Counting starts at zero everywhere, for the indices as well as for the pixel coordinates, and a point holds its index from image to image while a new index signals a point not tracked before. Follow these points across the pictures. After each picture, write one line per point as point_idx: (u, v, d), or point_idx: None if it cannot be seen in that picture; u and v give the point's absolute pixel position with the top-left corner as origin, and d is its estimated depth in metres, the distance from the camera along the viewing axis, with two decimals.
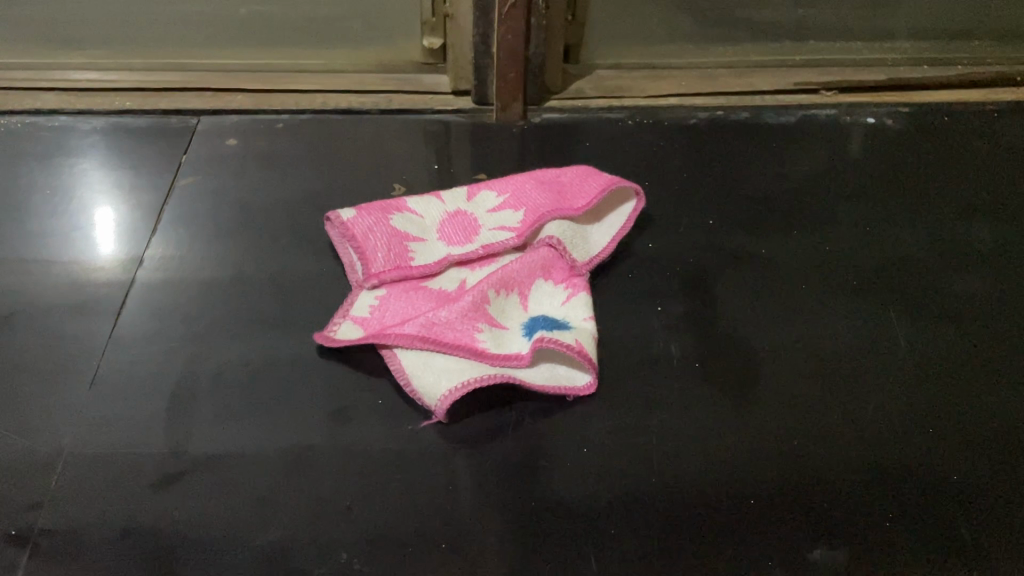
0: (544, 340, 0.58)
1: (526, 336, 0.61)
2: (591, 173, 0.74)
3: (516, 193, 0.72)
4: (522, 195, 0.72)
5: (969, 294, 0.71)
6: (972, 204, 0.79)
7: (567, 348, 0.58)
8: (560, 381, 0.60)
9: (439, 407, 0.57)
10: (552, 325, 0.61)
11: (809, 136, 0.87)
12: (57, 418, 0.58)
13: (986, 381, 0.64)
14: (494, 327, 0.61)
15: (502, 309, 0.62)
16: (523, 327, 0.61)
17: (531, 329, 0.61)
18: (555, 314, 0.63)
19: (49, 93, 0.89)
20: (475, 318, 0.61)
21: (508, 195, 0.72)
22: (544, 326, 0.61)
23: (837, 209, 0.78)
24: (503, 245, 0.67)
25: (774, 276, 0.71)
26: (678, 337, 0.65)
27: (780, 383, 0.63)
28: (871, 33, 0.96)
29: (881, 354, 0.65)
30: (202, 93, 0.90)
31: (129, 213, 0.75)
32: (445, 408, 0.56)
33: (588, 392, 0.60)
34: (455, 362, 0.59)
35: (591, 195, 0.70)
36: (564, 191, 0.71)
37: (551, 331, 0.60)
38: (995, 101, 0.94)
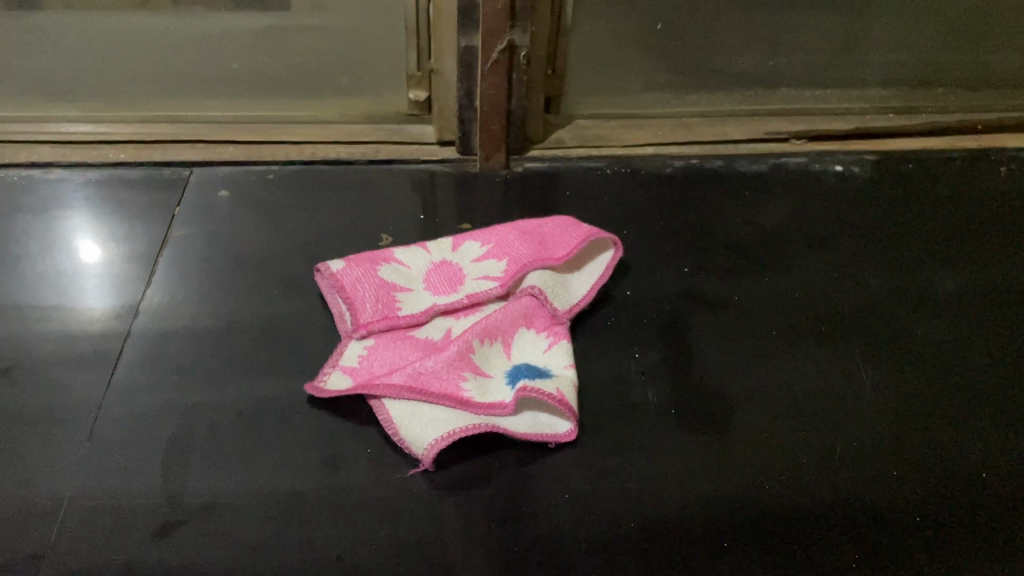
0: (526, 389, 0.60)
1: (509, 384, 0.63)
2: (571, 223, 0.77)
3: (499, 243, 0.75)
4: (505, 245, 0.75)
5: (933, 337, 0.74)
6: (935, 249, 0.83)
7: (548, 396, 0.60)
8: (542, 428, 0.62)
9: (427, 455, 0.59)
10: (535, 373, 0.64)
11: (779, 184, 0.90)
12: (59, 467, 0.60)
13: (948, 422, 0.67)
14: (479, 376, 0.64)
15: (486, 358, 0.65)
16: (506, 375, 0.64)
17: (515, 378, 0.63)
18: (537, 362, 0.66)
19: (44, 146, 0.91)
20: (460, 366, 0.63)
21: (492, 245, 0.75)
22: (527, 374, 0.63)
23: (807, 254, 0.81)
24: (488, 295, 0.70)
25: (747, 321, 0.74)
26: (655, 383, 0.68)
27: (753, 425, 0.66)
28: (838, 82, 1.00)
29: (848, 396, 0.68)
30: (195, 145, 0.92)
31: (124, 264, 0.77)
32: (432, 456, 0.59)
33: (569, 439, 0.63)
34: (442, 411, 0.61)
35: (572, 244, 0.73)
36: (545, 241, 0.74)
37: (533, 379, 0.62)
38: (958, 148, 0.98)
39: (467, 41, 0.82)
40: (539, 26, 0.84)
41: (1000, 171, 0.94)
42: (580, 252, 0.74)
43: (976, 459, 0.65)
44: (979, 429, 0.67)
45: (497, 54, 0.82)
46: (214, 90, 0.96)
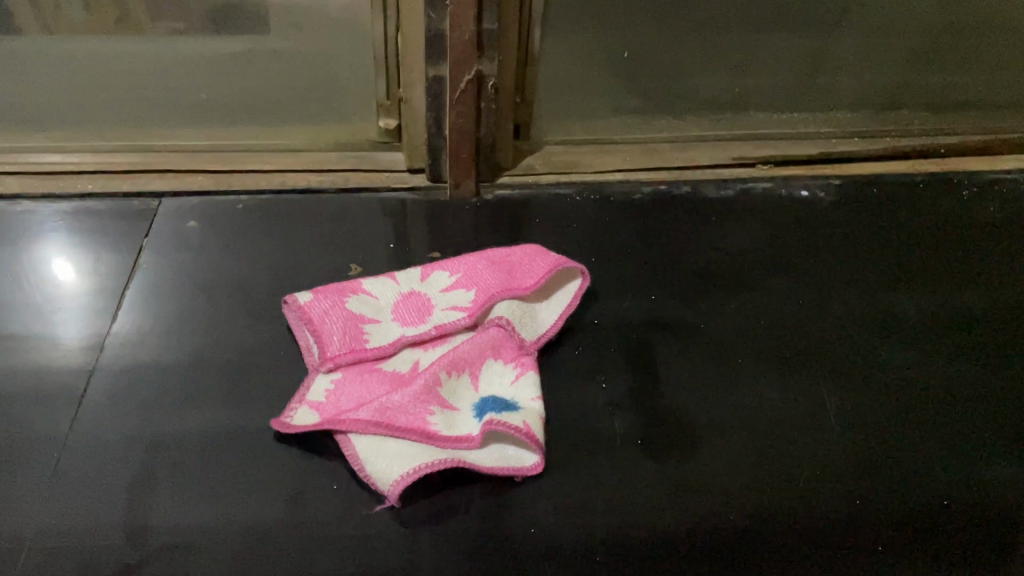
0: (493, 422, 0.61)
1: (476, 417, 0.63)
2: (540, 251, 0.77)
3: (468, 273, 0.76)
4: (473, 275, 0.75)
5: (897, 361, 0.75)
6: (900, 273, 0.84)
7: (514, 430, 0.61)
8: (508, 461, 0.62)
9: (393, 491, 0.59)
10: (501, 406, 0.64)
11: (747, 209, 0.91)
12: (21, 508, 0.59)
13: (912, 446, 0.68)
14: (447, 409, 0.64)
15: (454, 391, 0.65)
16: (473, 408, 0.64)
17: (482, 411, 0.64)
18: (505, 394, 0.66)
19: (10, 176, 0.90)
20: (427, 400, 0.63)
21: (460, 275, 0.75)
22: (494, 407, 0.63)
23: (773, 279, 0.82)
24: (456, 326, 0.70)
25: (714, 349, 0.75)
26: (623, 413, 0.68)
27: (719, 452, 0.66)
28: (804, 107, 1.02)
29: (813, 423, 0.69)
30: (164, 174, 0.92)
31: (91, 296, 0.77)
32: (398, 491, 0.59)
33: (536, 472, 0.63)
34: (408, 447, 0.61)
35: (540, 274, 0.74)
36: (513, 270, 0.75)
37: (500, 412, 0.62)
38: (923, 172, 0.99)
39: (435, 72, 0.83)
40: (506, 56, 0.85)
41: (963, 195, 0.95)
42: (549, 281, 0.74)
43: (941, 484, 0.65)
44: (944, 453, 0.68)
45: (464, 85, 0.82)
46: (183, 120, 0.96)
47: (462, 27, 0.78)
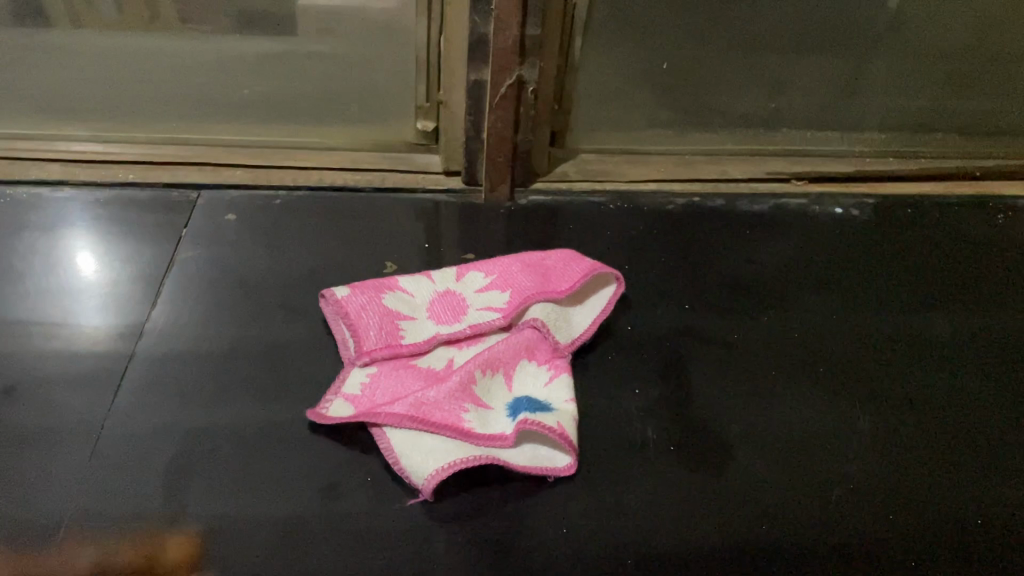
0: (527, 422, 0.61)
1: (509, 416, 0.64)
2: (575, 257, 0.77)
3: (503, 274, 0.76)
4: (508, 277, 0.75)
5: (931, 381, 0.75)
6: (933, 293, 0.84)
7: (548, 430, 0.61)
8: (541, 461, 0.63)
9: (427, 485, 0.59)
10: (536, 407, 0.64)
11: (781, 223, 0.91)
12: (59, 487, 0.60)
13: (944, 465, 0.68)
14: (480, 407, 0.64)
15: (488, 390, 0.66)
16: (507, 408, 0.65)
17: (515, 410, 0.64)
18: (538, 395, 0.66)
19: (54, 164, 0.92)
20: (462, 398, 0.64)
21: (495, 276, 0.76)
22: (528, 407, 0.64)
23: (806, 294, 0.83)
24: (491, 325, 0.70)
25: (746, 360, 0.75)
26: (655, 419, 0.69)
27: (750, 463, 0.66)
28: (838, 125, 1.02)
29: (845, 438, 0.69)
30: (204, 168, 0.93)
31: (131, 284, 0.78)
32: (432, 485, 0.59)
33: (568, 473, 0.63)
34: (445, 442, 0.61)
35: (575, 278, 0.74)
36: (549, 274, 0.75)
37: (534, 412, 0.63)
38: (957, 194, 0.99)
39: (476, 76, 0.84)
40: (547, 62, 0.85)
41: (997, 218, 0.95)
42: (583, 285, 0.74)
43: (974, 506, 0.65)
44: (977, 474, 0.68)
45: (505, 90, 0.83)
46: (224, 116, 0.97)
47: (506, 31, 0.79)
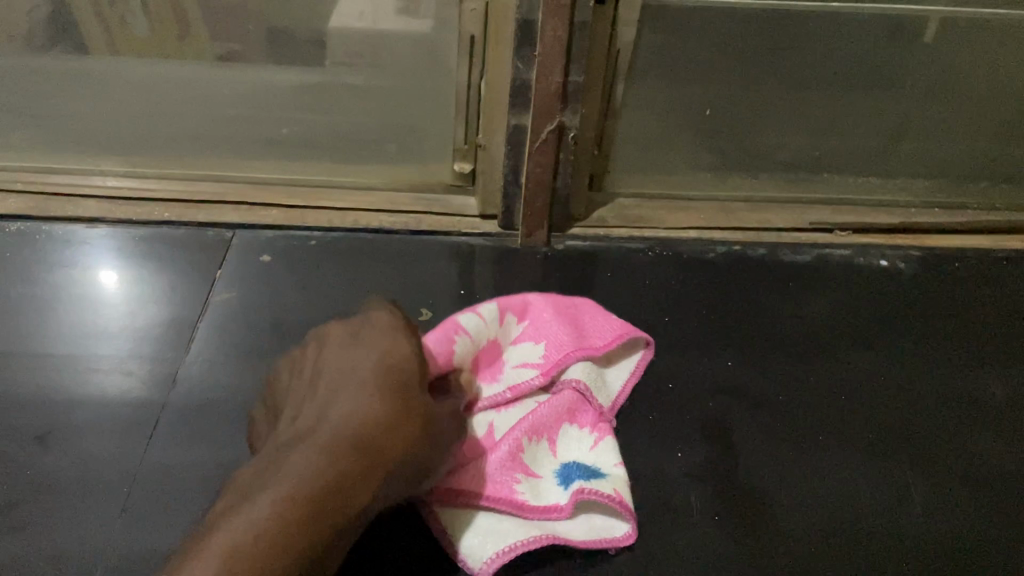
0: (583, 492, 0.60)
1: (561, 485, 0.62)
2: (606, 313, 0.76)
3: (536, 323, 0.72)
4: (542, 327, 0.72)
5: (987, 452, 0.72)
6: (984, 355, 0.81)
7: (607, 497, 0.60)
8: (599, 530, 0.61)
9: (485, 568, 0.57)
10: (587, 473, 0.63)
11: (825, 274, 0.89)
12: (91, 543, 0.61)
13: (1005, 544, 0.65)
14: (531, 477, 0.62)
15: (536, 458, 0.64)
16: (557, 475, 0.63)
17: (567, 479, 0.62)
18: (586, 461, 0.64)
19: (89, 200, 0.92)
20: (512, 468, 0.62)
21: (529, 324, 0.72)
22: (580, 475, 0.62)
23: (851, 352, 0.80)
24: (529, 386, 0.67)
25: (789, 423, 0.73)
26: (698, 487, 0.67)
27: (798, 536, 0.64)
28: (883, 174, 0.99)
29: (897, 512, 0.66)
30: (239, 207, 0.93)
31: (165, 328, 0.78)
32: (493, 567, 0.57)
33: (631, 540, 0.61)
34: (501, 522, 0.60)
35: (610, 337, 0.72)
36: (584, 329, 0.73)
37: (589, 481, 0.61)
38: (1006, 247, 0.95)
39: (517, 121, 0.82)
40: (589, 110, 0.84)
41: None
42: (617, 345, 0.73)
43: None
44: None
45: (546, 134, 0.82)
46: (260, 152, 0.96)
47: (549, 78, 0.78)
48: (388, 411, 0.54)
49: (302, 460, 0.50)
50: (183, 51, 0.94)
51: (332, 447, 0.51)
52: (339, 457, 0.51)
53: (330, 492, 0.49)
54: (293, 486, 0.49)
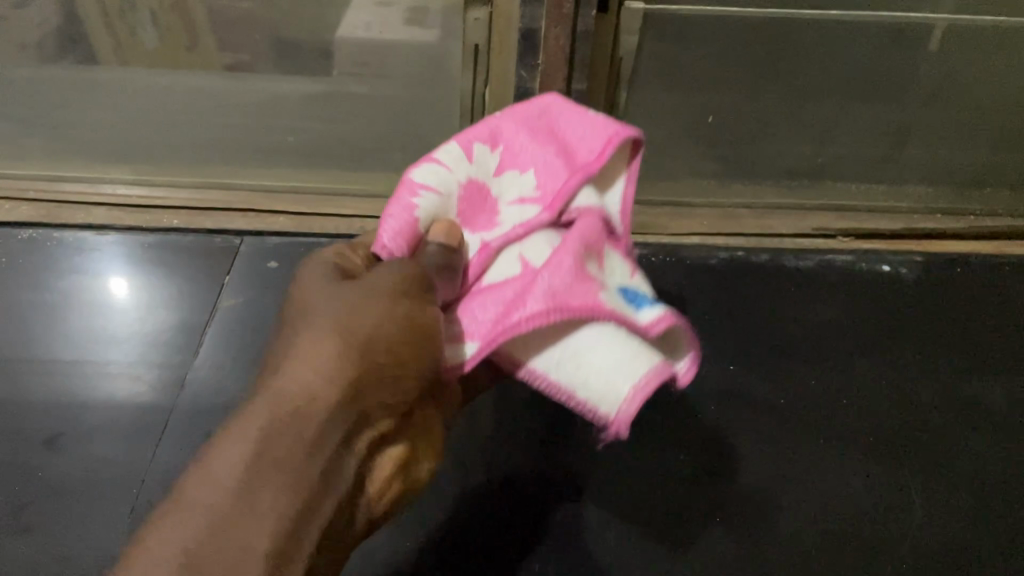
0: (662, 322, 0.53)
1: (625, 301, 0.54)
2: (576, 108, 0.65)
3: (511, 147, 0.62)
4: (521, 151, 0.62)
5: (988, 453, 0.73)
6: (987, 359, 0.82)
7: (681, 325, 0.54)
8: (665, 344, 0.56)
9: (626, 411, 0.50)
10: (638, 300, 0.55)
11: (828, 279, 0.90)
12: (100, 543, 0.63)
13: (1006, 542, 0.66)
14: (603, 287, 0.54)
15: (597, 270, 0.55)
16: (616, 290, 0.55)
17: (634, 301, 0.55)
18: (635, 283, 0.58)
19: (97, 207, 0.93)
20: (581, 282, 0.53)
21: (503, 151, 0.62)
22: (637, 300, 0.55)
23: (853, 355, 0.81)
24: (541, 221, 0.59)
25: (791, 425, 0.73)
26: (700, 488, 0.68)
27: (800, 536, 0.65)
28: (885, 180, 1.00)
29: (899, 512, 0.67)
30: (246, 213, 0.94)
31: (174, 333, 0.80)
32: (638, 408, 0.50)
33: (694, 373, 0.55)
34: (612, 351, 0.51)
35: (599, 146, 0.61)
36: (564, 142, 0.62)
37: (652, 309, 0.54)
38: (1008, 254, 0.95)
39: None
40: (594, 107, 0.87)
41: None
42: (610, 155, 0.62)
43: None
44: None
45: None
46: (267, 159, 0.98)
47: (551, 85, 0.81)
48: (336, 376, 0.47)
49: (253, 441, 0.44)
50: (190, 61, 0.95)
51: (284, 427, 0.45)
52: (293, 435, 0.45)
53: (288, 473, 0.44)
54: (242, 479, 0.43)
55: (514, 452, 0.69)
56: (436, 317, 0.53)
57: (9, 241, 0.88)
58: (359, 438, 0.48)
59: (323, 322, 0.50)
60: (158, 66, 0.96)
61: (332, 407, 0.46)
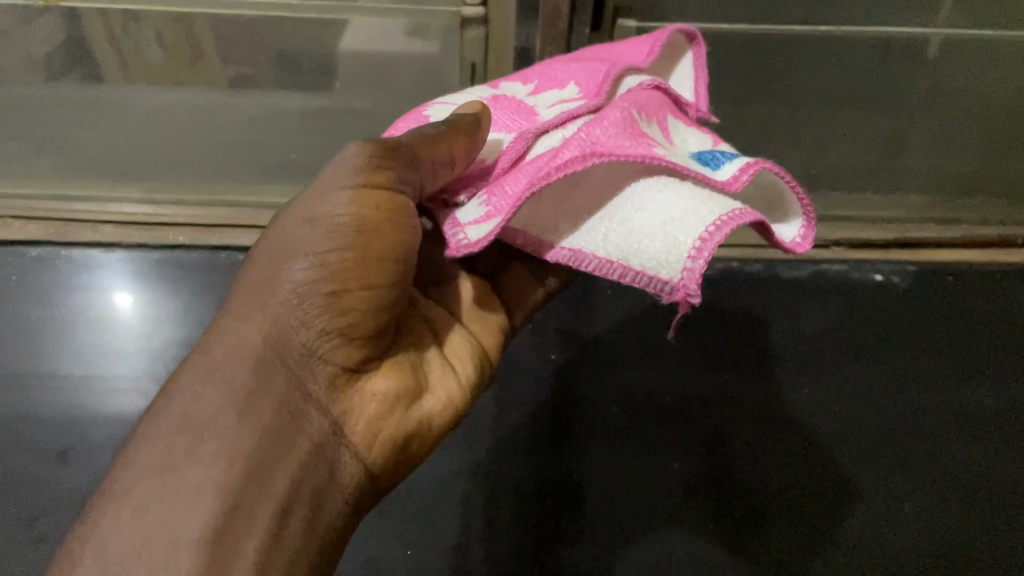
0: (763, 162, 0.45)
1: (707, 165, 0.46)
2: (609, 45, 0.62)
3: (541, 74, 0.59)
4: (550, 73, 0.58)
5: (971, 460, 0.76)
6: (975, 366, 0.84)
7: (784, 179, 0.45)
8: (775, 211, 0.48)
9: (694, 266, 0.39)
10: (724, 156, 0.48)
11: (820, 289, 0.91)
12: None
13: (982, 547, 0.70)
14: (662, 147, 0.46)
15: (655, 133, 0.47)
16: (694, 156, 0.47)
17: (710, 163, 0.47)
18: (708, 148, 0.50)
19: (107, 226, 0.96)
20: (640, 137, 0.45)
21: (534, 79, 0.58)
22: (727, 158, 0.47)
23: (842, 363, 0.83)
24: (587, 107, 0.50)
25: (783, 434, 0.77)
26: (692, 495, 0.73)
27: (786, 540, 0.70)
28: (878, 189, 1.02)
29: (883, 519, 0.72)
30: (251, 229, 0.98)
31: (179, 347, 0.83)
32: (707, 259, 0.39)
33: (805, 245, 0.45)
34: (669, 204, 0.42)
35: (645, 49, 0.57)
36: (605, 57, 0.58)
37: (740, 159, 0.46)
38: (996, 262, 0.97)
39: None
40: None
41: None
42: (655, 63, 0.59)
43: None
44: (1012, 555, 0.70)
45: None
46: (270, 175, 1.00)
47: None
48: (265, 315, 0.45)
49: (186, 398, 0.43)
50: (196, 80, 0.91)
51: (215, 377, 0.44)
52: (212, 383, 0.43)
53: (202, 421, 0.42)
54: (175, 439, 0.42)
55: (519, 462, 0.75)
56: (378, 216, 0.44)
57: (21, 260, 0.93)
58: (306, 375, 0.46)
59: (264, 247, 0.46)
60: (160, 79, 0.91)
61: (263, 346, 0.45)
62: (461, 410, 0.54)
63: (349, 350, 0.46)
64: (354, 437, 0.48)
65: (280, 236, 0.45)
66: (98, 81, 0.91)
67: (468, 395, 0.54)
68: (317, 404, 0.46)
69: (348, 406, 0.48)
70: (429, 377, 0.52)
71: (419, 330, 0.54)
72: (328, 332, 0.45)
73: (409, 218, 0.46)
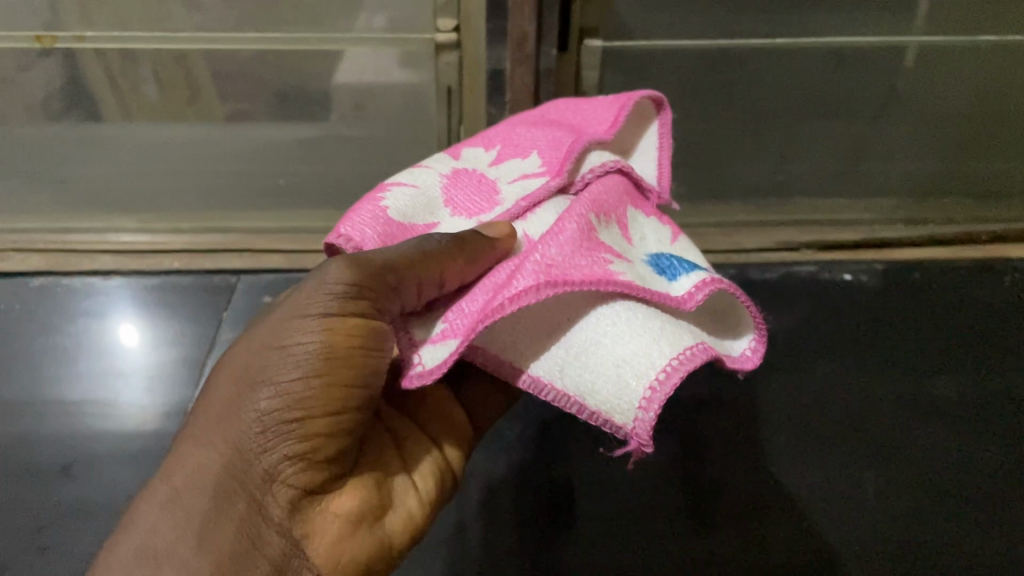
0: (717, 281, 0.49)
1: (662, 274, 0.51)
2: (577, 103, 0.69)
3: (506, 142, 0.64)
4: (514, 142, 0.64)
5: (933, 441, 0.80)
6: (941, 358, 0.88)
7: (739, 299, 0.50)
8: (725, 322, 0.53)
9: (646, 417, 0.45)
10: (677, 262, 0.53)
11: (789, 292, 0.96)
12: None
13: (945, 516, 0.73)
14: (618, 258, 0.50)
15: (613, 240, 0.52)
16: (648, 261, 0.53)
17: (666, 272, 0.52)
18: (664, 249, 0.55)
19: (102, 255, 1.00)
20: (597, 250, 0.50)
21: (500, 147, 0.64)
22: (682, 267, 0.52)
23: (812, 362, 0.87)
24: (548, 190, 0.56)
25: (752, 429, 0.81)
26: (666, 488, 0.77)
27: (754, 519, 0.73)
28: (847, 194, 1.05)
29: (848, 500, 0.75)
30: (241, 254, 1.02)
31: (177, 365, 0.87)
32: (656, 413, 0.44)
33: (750, 365, 0.51)
34: (625, 344, 0.47)
35: (610, 117, 0.64)
36: (571, 122, 0.65)
37: (694, 271, 0.51)
38: (962, 258, 1.01)
39: None
40: None
41: (1006, 279, 0.98)
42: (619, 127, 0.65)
43: (963, 547, 0.71)
44: (974, 523, 0.73)
45: None
46: (260, 203, 1.04)
47: None
48: (226, 441, 0.48)
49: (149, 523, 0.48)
50: (190, 115, 0.96)
51: (180, 503, 0.48)
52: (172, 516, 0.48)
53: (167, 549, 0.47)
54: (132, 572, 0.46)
55: (503, 469, 0.79)
56: (346, 344, 0.48)
57: (22, 290, 0.96)
58: (267, 498, 0.48)
59: (229, 372, 0.50)
60: (156, 117, 0.95)
61: (225, 473, 0.48)
62: (425, 525, 0.56)
63: (311, 475, 0.49)
64: (316, 559, 0.50)
65: (248, 365, 0.49)
66: (94, 119, 0.95)
67: (430, 510, 0.56)
68: (278, 527, 0.49)
69: (312, 527, 0.50)
70: (395, 492, 0.55)
71: (385, 446, 0.57)
72: (289, 459, 0.48)
73: (381, 343, 0.50)
